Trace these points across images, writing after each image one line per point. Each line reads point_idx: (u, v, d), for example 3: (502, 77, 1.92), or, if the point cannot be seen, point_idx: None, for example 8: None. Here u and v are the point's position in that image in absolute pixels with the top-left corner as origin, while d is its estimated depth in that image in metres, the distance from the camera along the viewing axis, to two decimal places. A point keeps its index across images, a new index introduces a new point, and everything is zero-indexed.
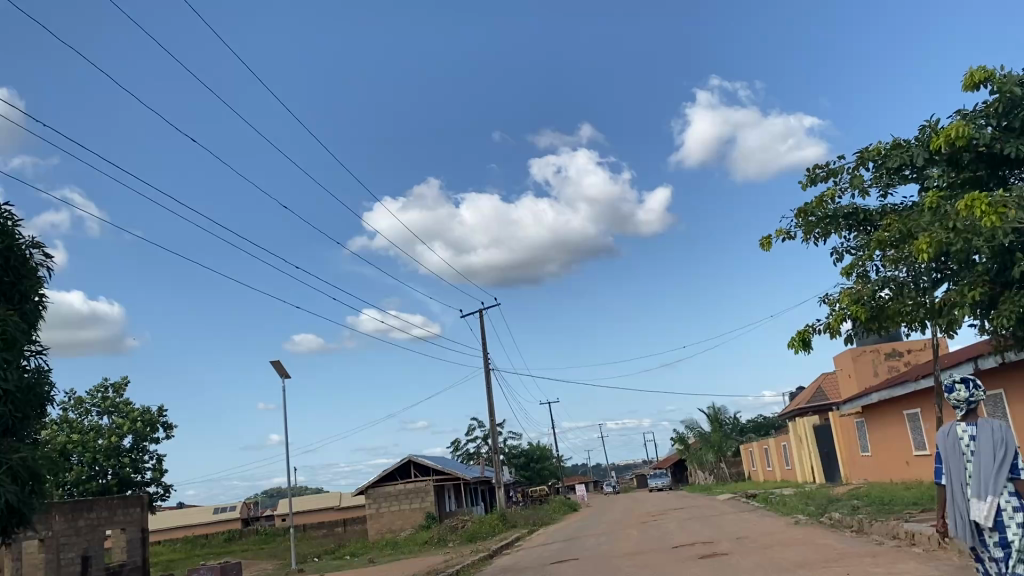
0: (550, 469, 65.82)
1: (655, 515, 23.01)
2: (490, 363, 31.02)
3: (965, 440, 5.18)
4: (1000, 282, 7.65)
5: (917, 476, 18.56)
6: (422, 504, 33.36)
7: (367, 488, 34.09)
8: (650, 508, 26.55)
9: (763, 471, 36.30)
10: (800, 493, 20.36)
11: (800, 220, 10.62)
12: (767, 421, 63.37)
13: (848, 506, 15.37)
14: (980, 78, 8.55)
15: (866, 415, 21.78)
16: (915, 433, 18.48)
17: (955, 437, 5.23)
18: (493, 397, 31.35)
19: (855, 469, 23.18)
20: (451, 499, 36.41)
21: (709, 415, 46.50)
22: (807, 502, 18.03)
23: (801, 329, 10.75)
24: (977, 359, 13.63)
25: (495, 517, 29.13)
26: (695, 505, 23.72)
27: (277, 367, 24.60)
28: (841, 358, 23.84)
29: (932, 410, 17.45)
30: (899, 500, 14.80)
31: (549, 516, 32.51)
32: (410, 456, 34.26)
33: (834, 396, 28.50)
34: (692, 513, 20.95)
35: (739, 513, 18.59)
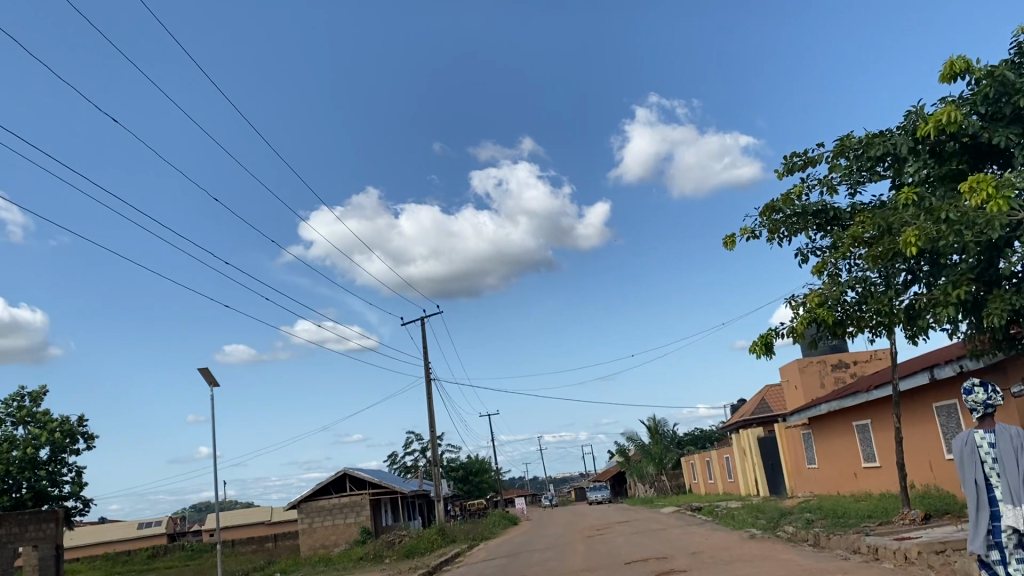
0: (489, 483, 64.88)
1: (600, 529, 22.39)
2: (430, 373, 30.15)
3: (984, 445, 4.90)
4: (985, 281, 7.18)
5: (866, 489, 18.32)
6: (357, 519, 32.20)
7: (300, 502, 32.82)
8: (593, 521, 25.93)
9: (704, 483, 36.04)
10: (747, 506, 20.00)
11: (765, 218, 10.11)
12: (704, 434, 63.55)
13: (801, 519, 14.94)
14: (960, 68, 8.14)
15: (812, 427, 21.60)
16: (865, 446, 18.22)
17: (971, 443, 4.95)
18: (433, 407, 30.48)
19: (801, 481, 22.95)
20: (387, 514, 35.28)
21: (649, 427, 46.24)
22: (756, 515, 17.59)
23: (764, 333, 10.22)
24: (934, 368, 13.35)
25: (433, 532, 28.18)
26: (640, 519, 23.16)
27: (206, 374, 23.34)
28: (787, 368, 23.62)
29: (883, 421, 17.20)
30: (852, 513, 14.45)
31: (489, 530, 31.70)
32: (346, 469, 33.10)
33: (778, 407, 28.37)
34: (638, 527, 20.38)
35: (687, 527, 18.06)
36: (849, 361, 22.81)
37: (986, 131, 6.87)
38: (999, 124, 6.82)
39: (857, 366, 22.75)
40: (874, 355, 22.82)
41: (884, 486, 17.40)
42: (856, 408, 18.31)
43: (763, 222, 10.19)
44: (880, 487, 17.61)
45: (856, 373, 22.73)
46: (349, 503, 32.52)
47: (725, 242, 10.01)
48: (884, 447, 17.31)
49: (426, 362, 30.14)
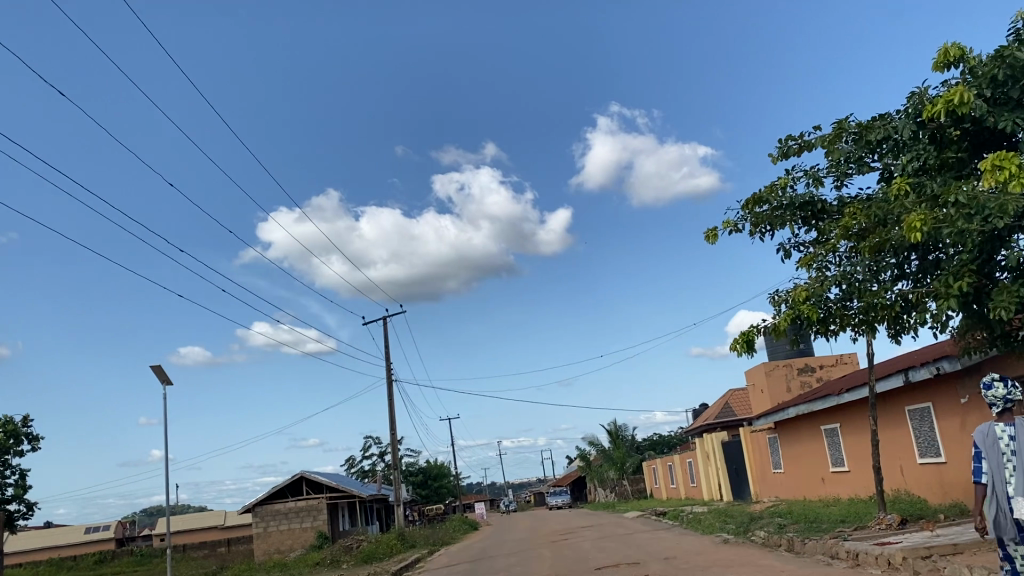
0: (447, 487, 64.24)
1: (563, 533, 21.98)
2: (391, 374, 29.51)
3: (1004, 437, 4.95)
4: (986, 272, 6.90)
5: (833, 494, 18.14)
6: (313, 523, 31.41)
7: (255, 505, 31.92)
8: (556, 526, 25.53)
9: (666, 488, 35.85)
10: (714, 510, 19.75)
11: (748, 211, 9.76)
12: (664, 439, 63.57)
13: (772, 523, 14.68)
14: (955, 56, 7.65)
15: (778, 431, 21.42)
16: (833, 450, 18.05)
17: (993, 434, 4.99)
18: (393, 409, 29.84)
19: (766, 486, 22.78)
20: (345, 518, 34.52)
21: (611, 431, 46.01)
22: (724, 520, 17.32)
23: (745, 330, 9.89)
24: (909, 370, 13.15)
25: (392, 536, 27.54)
26: (603, 524, 22.80)
27: (158, 372, 22.46)
28: (753, 371, 23.41)
29: (852, 426, 17.01)
30: (825, 517, 14.22)
31: (449, 535, 31.12)
32: (303, 472, 32.28)
33: (742, 412, 28.23)
34: (602, 532, 20.00)
35: (654, 532, 17.72)
36: (815, 365, 22.67)
37: (990, 115, 6.57)
38: (1003, 108, 6.53)
39: (823, 370, 22.62)
40: (840, 359, 22.69)
41: (852, 491, 17.25)
42: (824, 412, 18.13)
43: (746, 216, 9.84)
44: (848, 492, 17.43)
45: (822, 377, 22.59)
46: (305, 507, 31.72)
47: (707, 236, 9.66)
48: (852, 451, 17.14)
49: (387, 363, 29.49)
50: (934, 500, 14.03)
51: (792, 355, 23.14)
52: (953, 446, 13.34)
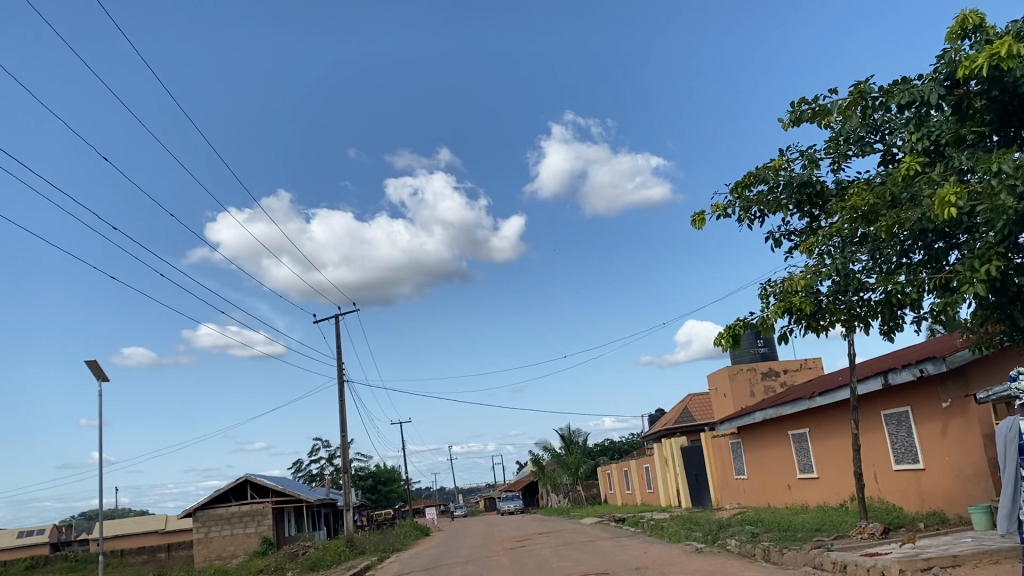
0: (397, 492, 63.02)
1: (520, 541, 21.12)
2: (343, 374, 28.40)
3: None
4: (1015, 255, 6.26)
5: (800, 501, 17.61)
6: (257, 529, 30.11)
7: (195, 510, 30.52)
8: (511, 533, 24.66)
9: (622, 494, 35.22)
10: (678, 518, 19.11)
11: (737, 195, 9.04)
12: (616, 444, 63.19)
13: (744, 532, 14.02)
14: (973, 24, 7.02)
15: (742, 436, 20.90)
16: (801, 456, 17.52)
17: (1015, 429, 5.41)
18: (344, 410, 28.75)
19: (727, 492, 22.24)
20: (290, 523, 33.22)
21: (565, 436, 45.35)
22: (691, 528, 16.64)
23: (731, 324, 9.17)
24: (890, 373, 12.63)
25: (341, 543, 26.42)
26: (562, 531, 21.99)
27: (94, 368, 21.13)
28: (716, 375, 22.85)
29: (822, 431, 16.47)
30: (799, 526, 13.63)
31: (400, 541, 30.10)
32: (247, 475, 30.94)
33: (702, 417, 27.71)
34: (562, 539, 19.20)
35: (617, 539, 16.98)
36: (780, 369, 22.18)
37: None
38: None
39: (787, 375, 22.15)
40: (804, 364, 22.31)
41: (820, 498, 16.75)
42: (793, 416, 17.58)
43: (734, 200, 9.12)
44: (816, 500, 16.88)
45: (787, 382, 22.12)
46: (248, 512, 30.40)
47: (693, 221, 8.90)
48: (822, 457, 16.60)
49: (338, 362, 28.40)
50: (910, 509, 13.50)
51: (757, 358, 22.62)
52: (932, 453, 12.80)
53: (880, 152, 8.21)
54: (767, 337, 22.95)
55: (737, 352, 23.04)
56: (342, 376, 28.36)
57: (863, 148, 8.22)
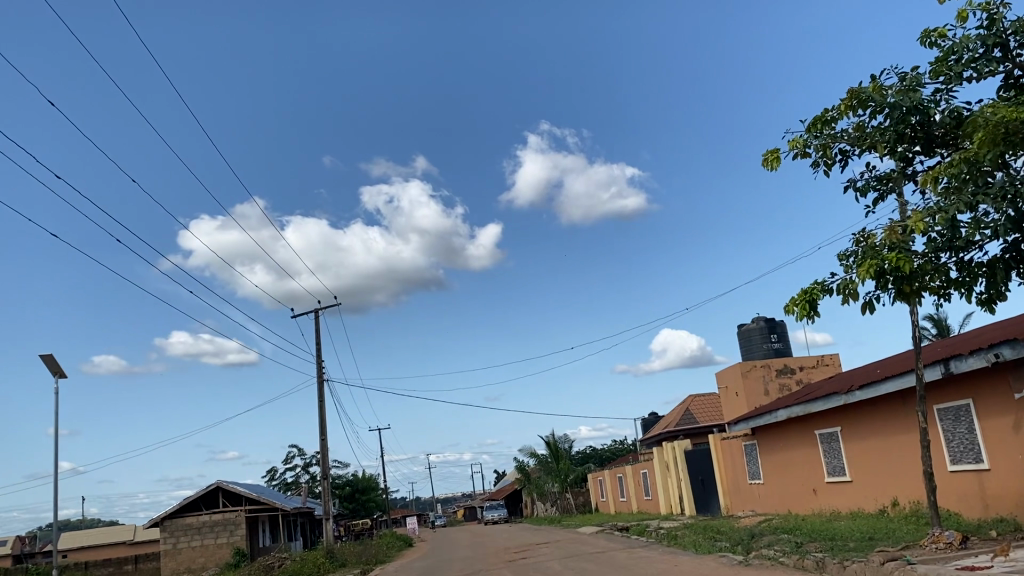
0: (376, 501, 61.06)
1: (518, 552, 19.43)
2: (323, 372, 26.57)
3: None
4: None
5: (828, 507, 16.14)
6: (230, 539, 28.17)
7: (162, 519, 28.50)
8: (505, 543, 22.97)
9: (615, 502, 33.63)
10: (693, 526, 17.56)
11: (819, 131, 7.53)
12: (600, 451, 61.64)
13: (784, 541, 12.44)
14: None
15: (757, 437, 19.43)
16: (830, 457, 16.02)
17: None
18: (324, 413, 26.91)
19: (739, 498, 20.74)
20: (265, 533, 31.29)
21: (551, 441, 43.72)
22: (715, 537, 15.04)
23: (807, 287, 7.68)
24: (954, 360, 11.15)
25: (320, 554, 24.56)
26: (562, 541, 20.34)
27: (50, 363, 19.19)
28: (727, 372, 21.35)
29: (856, 429, 14.96)
30: (847, 536, 12.07)
31: (383, 552, 28.25)
32: (219, 481, 28.94)
33: (704, 419, 26.19)
34: (566, 550, 17.55)
35: (632, 550, 15.36)
36: (795, 366, 20.68)
37: None
38: None
39: (803, 372, 20.63)
40: (820, 361, 20.78)
41: (853, 504, 15.27)
42: (822, 414, 16.06)
43: (813, 137, 7.61)
44: (847, 506, 15.42)
45: (802, 380, 20.60)
46: (220, 521, 28.44)
47: (767, 160, 7.34)
48: (855, 459, 15.12)
49: (318, 360, 26.60)
50: (969, 514, 11.98)
51: (770, 355, 21.11)
52: (1000, 452, 11.31)
53: (1004, 73, 6.72)
54: (781, 331, 21.44)
55: (748, 348, 21.51)
56: (321, 376, 26.55)
57: (985, 66, 6.69)
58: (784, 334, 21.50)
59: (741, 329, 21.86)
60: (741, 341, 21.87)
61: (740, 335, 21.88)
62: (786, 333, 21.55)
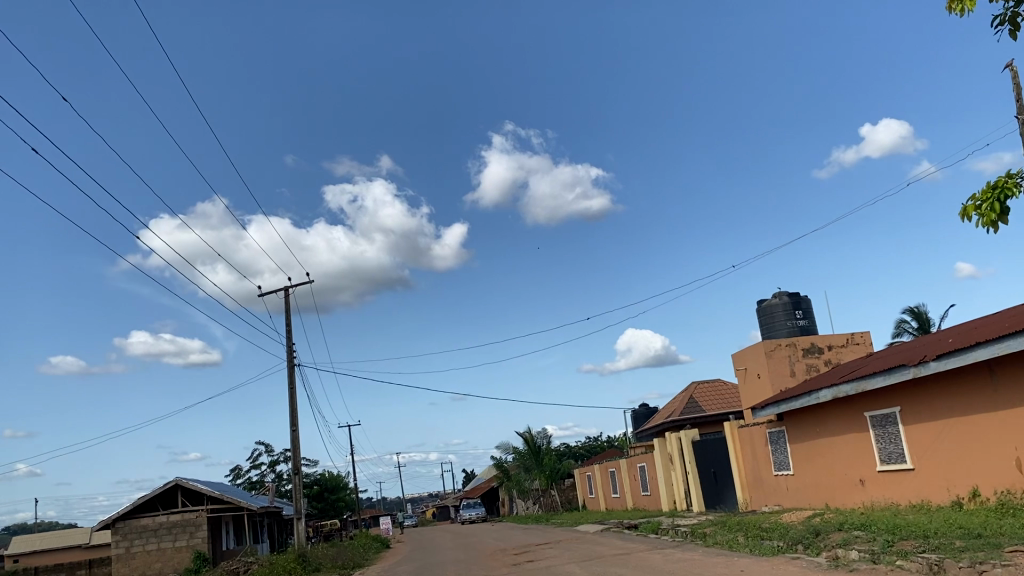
0: (346, 502, 58.48)
1: (519, 554, 17.18)
2: (295, 358, 24.09)
3: None
4: None
5: (882, 500, 14.11)
6: (189, 542, 25.58)
7: (113, 521, 25.78)
8: (499, 544, 20.69)
9: (607, 498, 31.51)
10: (722, 523, 15.47)
11: None
12: (579, 448, 59.68)
13: (867, 539, 10.29)
14: None
15: (786, 423, 17.43)
16: (884, 443, 13.99)
17: None
18: (295, 404, 24.39)
19: (762, 492, 18.70)
20: (229, 536, 28.70)
21: (532, 436, 41.65)
22: (762, 536, 12.86)
23: (996, 182, 5.44)
24: None
25: (290, 558, 22.08)
26: (567, 542, 18.07)
27: None
28: (748, 353, 19.34)
29: (921, 409, 12.92)
30: (946, 531, 9.92)
31: (360, 555, 25.84)
32: (178, 479, 26.27)
33: (712, 408, 24.13)
34: (579, 552, 15.28)
35: (663, 552, 13.11)
36: (823, 345, 18.70)
37: None
38: None
39: (832, 352, 18.70)
40: (850, 339, 18.84)
41: (914, 495, 13.27)
42: (877, 394, 13.94)
43: None
44: (908, 498, 13.39)
45: (832, 360, 18.64)
46: (179, 522, 25.85)
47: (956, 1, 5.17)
48: (918, 442, 13.08)
49: (290, 344, 24.12)
50: None
51: (795, 333, 19.09)
52: None
53: None
54: (807, 308, 19.44)
55: (771, 325, 19.49)
56: (292, 361, 24.08)
57: None
58: (811, 310, 19.50)
59: (762, 305, 19.87)
60: (763, 319, 19.88)
61: (760, 313, 19.89)
62: (812, 310, 19.54)
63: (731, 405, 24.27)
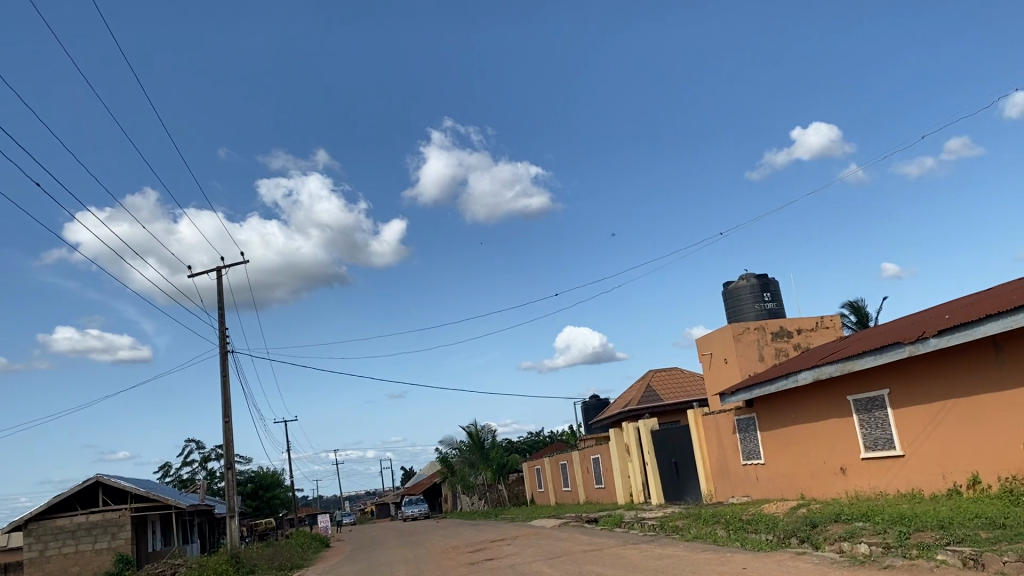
0: (281, 500, 56.36)
1: (475, 552, 15.93)
2: (228, 343, 22.34)
3: None
4: None
5: (866, 490, 13.25)
6: (111, 544, 23.66)
7: (26, 522, 23.62)
8: (449, 541, 19.38)
9: (557, 492, 30.50)
10: (695, 515, 14.42)
11: None
12: (522, 442, 58.64)
13: (877, 530, 9.24)
14: None
15: (757, 409, 16.50)
16: (869, 428, 13.11)
17: None
18: (228, 394, 22.62)
19: (728, 483, 17.78)
20: (155, 536, 26.79)
21: (477, 430, 40.41)
22: (747, 528, 11.75)
23: None
24: None
25: (222, 560, 20.40)
26: (525, 538, 16.81)
27: None
28: (715, 337, 18.39)
29: (915, 391, 12.03)
30: (965, 521, 8.91)
31: (298, 555, 24.25)
32: (98, 475, 24.29)
33: (670, 398, 23.22)
34: (542, 549, 14.04)
35: (639, 548, 11.93)
36: (792, 329, 17.83)
37: None
38: None
39: (801, 336, 17.85)
40: (820, 323, 18.02)
41: (904, 483, 12.41)
42: (863, 376, 13.06)
43: None
44: (897, 487, 12.52)
45: (801, 345, 17.79)
46: (99, 522, 23.89)
47: None
48: (911, 427, 12.18)
49: (222, 328, 22.37)
50: None
51: (764, 316, 18.17)
52: None
53: None
54: (775, 290, 18.57)
55: (738, 309, 18.55)
56: (225, 347, 22.34)
57: None
58: (779, 293, 18.62)
59: (728, 288, 18.93)
60: (729, 302, 18.95)
61: (726, 296, 18.96)
62: (781, 293, 18.67)
63: (689, 394, 23.40)
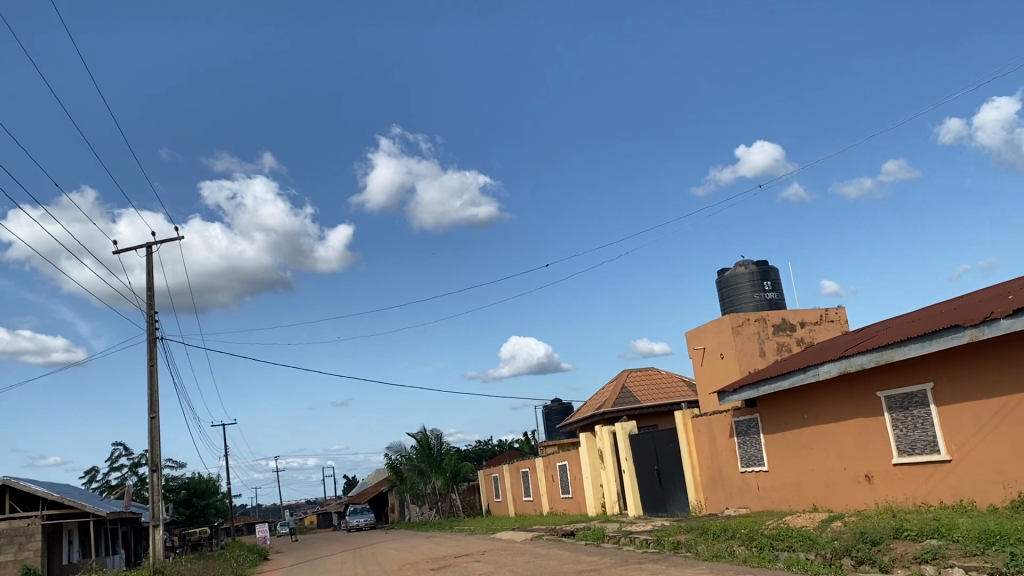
0: (217, 508, 53.13)
1: (437, 569, 13.75)
2: (157, 329, 19.79)
3: None
4: None
5: (899, 501, 11.47)
6: (18, 556, 20.80)
7: None
8: (406, 556, 17.14)
9: (517, 502, 28.44)
10: (699, 529, 12.46)
11: None
12: (476, 449, 56.41)
13: (971, 549, 7.32)
14: None
15: (760, 409, 14.68)
16: (906, 429, 11.34)
17: None
18: (155, 388, 20.05)
19: (721, 492, 15.94)
20: (71, 548, 23.98)
21: (428, 435, 38.14)
22: (774, 544, 9.76)
23: None
24: None
25: None
26: (495, 553, 14.68)
27: None
28: (709, 330, 16.59)
29: (969, 385, 10.24)
30: None
31: (232, 570, 21.69)
32: (5, 478, 21.52)
33: (648, 399, 21.39)
34: (522, 567, 11.93)
35: (647, 570, 9.88)
36: (795, 322, 16.10)
37: None
38: None
39: (804, 330, 16.12)
40: (825, 316, 16.33)
41: (951, 493, 10.63)
42: (899, 369, 11.31)
43: None
44: (940, 498, 10.76)
45: (804, 339, 16.07)
46: (4, 531, 21.05)
47: None
48: (960, 428, 10.43)
49: (152, 312, 19.86)
50: None
51: (763, 308, 16.44)
52: None
53: None
54: (775, 280, 16.85)
55: (735, 299, 16.81)
56: (153, 334, 19.82)
57: None
58: (779, 283, 16.93)
59: (724, 276, 17.19)
60: (724, 292, 17.20)
61: (721, 284, 17.23)
62: (781, 282, 16.99)
63: (668, 396, 21.60)
